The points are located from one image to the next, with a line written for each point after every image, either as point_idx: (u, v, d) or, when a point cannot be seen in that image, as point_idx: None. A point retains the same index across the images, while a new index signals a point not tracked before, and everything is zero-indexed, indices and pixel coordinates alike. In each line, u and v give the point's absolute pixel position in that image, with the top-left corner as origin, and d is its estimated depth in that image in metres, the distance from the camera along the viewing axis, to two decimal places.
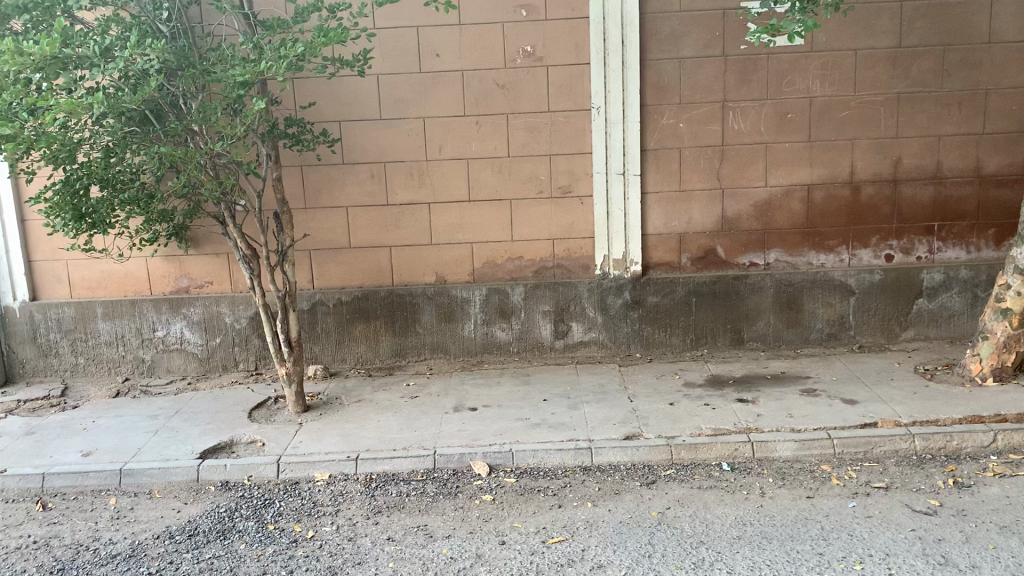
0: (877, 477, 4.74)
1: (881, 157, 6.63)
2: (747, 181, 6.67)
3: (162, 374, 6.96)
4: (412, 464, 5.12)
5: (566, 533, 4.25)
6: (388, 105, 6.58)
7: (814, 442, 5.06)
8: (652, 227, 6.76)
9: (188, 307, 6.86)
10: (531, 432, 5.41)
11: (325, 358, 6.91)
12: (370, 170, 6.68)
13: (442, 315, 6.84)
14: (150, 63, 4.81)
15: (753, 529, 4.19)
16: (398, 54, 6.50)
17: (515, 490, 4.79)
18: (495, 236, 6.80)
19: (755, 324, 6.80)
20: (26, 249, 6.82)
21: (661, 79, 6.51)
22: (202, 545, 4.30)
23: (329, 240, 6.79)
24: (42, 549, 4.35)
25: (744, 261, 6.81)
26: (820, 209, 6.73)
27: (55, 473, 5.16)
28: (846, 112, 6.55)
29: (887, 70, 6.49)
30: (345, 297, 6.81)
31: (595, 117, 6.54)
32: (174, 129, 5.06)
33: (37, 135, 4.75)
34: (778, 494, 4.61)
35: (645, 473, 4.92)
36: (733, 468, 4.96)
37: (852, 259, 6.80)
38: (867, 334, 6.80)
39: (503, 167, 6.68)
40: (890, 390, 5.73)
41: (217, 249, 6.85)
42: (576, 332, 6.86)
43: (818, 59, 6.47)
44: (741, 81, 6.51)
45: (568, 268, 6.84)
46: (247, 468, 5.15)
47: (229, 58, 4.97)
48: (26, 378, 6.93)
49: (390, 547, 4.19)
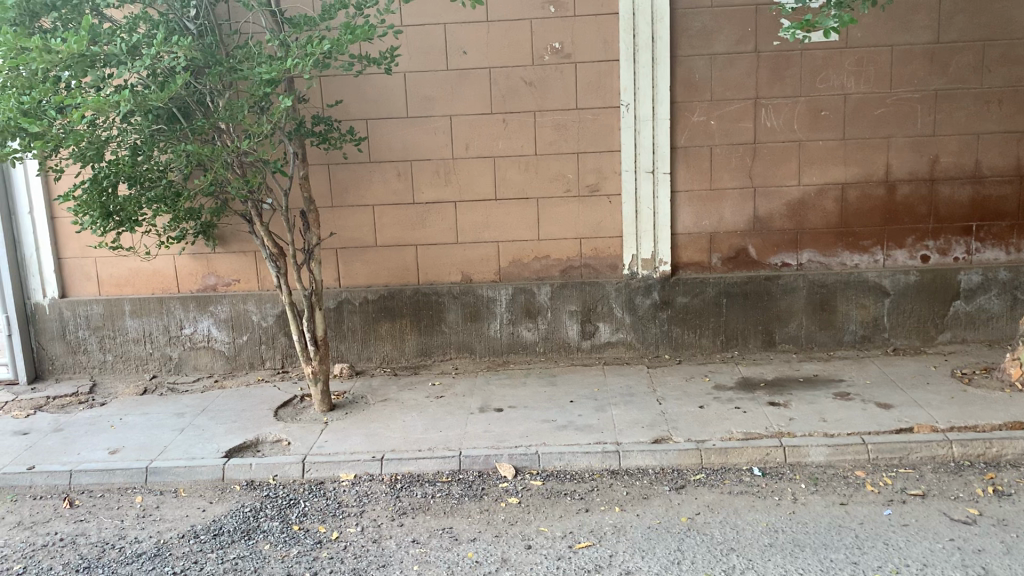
0: (913, 483, 4.62)
1: (918, 155, 6.48)
2: (780, 180, 6.55)
3: (189, 372, 6.97)
4: (437, 466, 5.06)
5: (593, 538, 4.18)
6: (415, 103, 6.54)
7: (848, 447, 4.94)
8: (682, 226, 6.66)
9: (215, 305, 6.87)
10: (557, 434, 5.33)
11: (351, 356, 6.88)
12: (397, 168, 6.64)
13: (468, 315, 6.79)
14: (177, 61, 4.80)
15: (785, 537, 4.10)
16: (425, 52, 6.46)
17: (542, 493, 4.72)
18: (522, 235, 6.73)
19: (787, 326, 6.68)
20: (56, 247, 6.86)
21: (692, 76, 6.41)
22: (227, 546, 4.28)
23: (355, 238, 6.76)
24: (68, 547, 4.35)
25: (775, 261, 6.68)
26: (855, 209, 6.59)
27: (82, 471, 5.17)
28: (882, 109, 6.40)
29: (924, 66, 6.33)
30: (371, 295, 6.78)
31: (625, 114, 6.45)
32: (201, 127, 5.05)
33: (65, 133, 4.77)
34: (810, 500, 4.50)
35: (674, 478, 4.83)
36: (765, 473, 4.86)
37: (887, 260, 6.66)
38: (902, 337, 6.65)
39: (531, 165, 6.60)
40: (926, 394, 5.59)
41: (245, 247, 6.84)
42: (603, 332, 6.78)
43: (852, 55, 6.33)
44: (773, 78, 6.38)
45: (596, 268, 6.76)
46: (272, 467, 5.13)
47: (256, 55, 4.94)
48: (55, 375, 6.98)
49: (414, 550, 4.14)
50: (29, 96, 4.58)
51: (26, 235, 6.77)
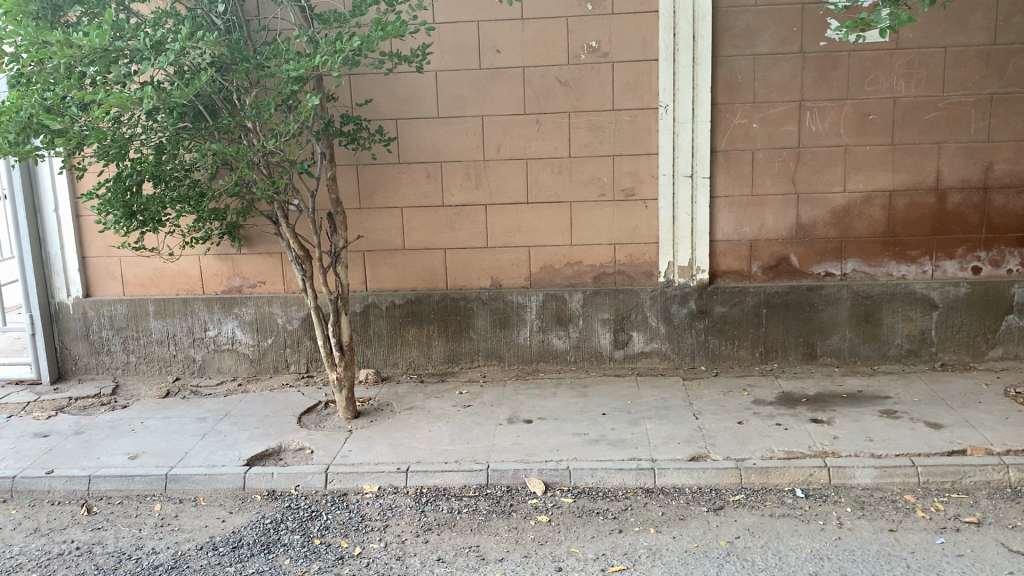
0: (967, 510, 4.35)
1: (971, 162, 6.19)
2: (825, 186, 6.29)
3: (212, 375, 6.85)
4: (464, 479, 4.87)
5: (627, 561, 3.97)
6: (446, 102, 6.37)
7: (896, 470, 4.68)
8: (720, 233, 6.42)
9: (240, 307, 6.73)
10: (589, 448, 5.13)
11: (376, 362, 6.73)
12: (426, 170, 6.47)
13: (497, 321, 6.61)
14: (203, 57, 4.66)
15: (831, 565, 3.86)
16: (458, 50, 6.28)
17: (573, 511, 4.51)
18: (554, 240, 6.53)
19: (829, 339, 6.42)
20: (80, 245, 6.77)
21: (734, 77, 6.17)
22: (246, 559, 4.12)
23: (384, 241, 6.60)
24: (84, 556, 4.22)
25: (819, 271, 6.43)
26: (903, 217, 6.31)
27: (101, 476, 5.05)
28: (933, 113, 6.13)
29: (979, 68, 6.05)
30: (398, 299, 6.61)
31: (663, 116, 6.23)
32: (226, 126, 4.91)
33: (88, 131, 4.66)
34: (857, 525, 4.26)
35: (712, 499, 4.61)
36: (808, 495, 4.62)
37: (936, 271, 6.37)
38: (950, 352, 6.37)
39: (564, 168, 6.40)
40: (979, 414, 5.31)
41: (271, 249, 6.70)
42: (637, 342, 6.56)
43: (903, 57, 6.06)
44: (819, 80, 6.13)
45: (630, 275, 6.54)
46: (294, 477, 4.97)
47: (284, 52, 4.76)
48: (78, 375, 6.89)
49: (439, 569, 3.96)
50: (53, 92, 4.50)
51: (51, 233, 6.69)
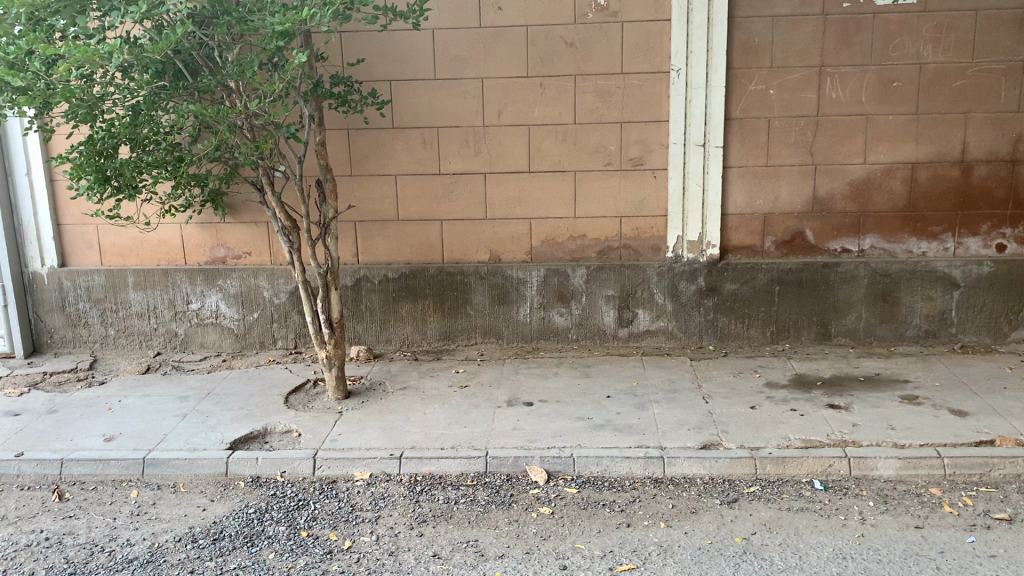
0: (997, 506, 4.07)
1: (999, 133, 5.85)
2: (844, 157, 5.95)
3: (196, 350, 6.53)
4: (461, 467, 4.58)
5: (636, 560, 3.68)
6: (444, 63, 5.98)
7: (921, 461, 4.41)
8: (733, 206, 6.10)
9: (224, 279, 6.39)
10: (593, 434, 4.84)
11: (368, 339, 6.42)
12: (422, 135, 6.10)
13: (496, 297, 6.29)
14: (179, 8, 4.27)
15: (855, 566, 3.57)
16: (457, 7, 5.89)
17: (577, 503, 4.23)
18: (556, 212, 6.19)
19: (844, 318, 6.14)
20: (55, 212, 6.40)
21: (751, 40, 5.81)
22: (227, 553, 3.82)
23: (377, 211, 6.25)
24: (53, 548, 3.90)
25: (835, 247, 6.12)
26: (925, 191, 5.99)
27: (74, 459, 4.74)
28: (961, 81, 5.78)
29: (1012, 33, 5.69)
30: (391, 274, 6.28)
31: (675, 80, 5.86)
32: (206, 85, 4.53)
33: (55, 88, 4.29)
34: (880, 522, 3.98)
35: (726, 490, 4.33)
36: (827, 487, 4.34)
37: (958, 249, 6.07)
38: (971, 333, 6.10)
39: (569, 135, 6.04)
40: (1004, 401, 5.03)
41: (257, 218, 6.34)
42: (642, 320, 6.26)
43: (931, 20, 5.71)
44: (842, 44, 5.78)
45: (636, 250, 6.22)
46: (281, 462, 4.66)
47: (268, 4, 4.39)
48: (54, 349, 6.57)
49: (435, 566, 3.67)
50: (16, 45, 4.14)
51: (24, 199, 6.31)
